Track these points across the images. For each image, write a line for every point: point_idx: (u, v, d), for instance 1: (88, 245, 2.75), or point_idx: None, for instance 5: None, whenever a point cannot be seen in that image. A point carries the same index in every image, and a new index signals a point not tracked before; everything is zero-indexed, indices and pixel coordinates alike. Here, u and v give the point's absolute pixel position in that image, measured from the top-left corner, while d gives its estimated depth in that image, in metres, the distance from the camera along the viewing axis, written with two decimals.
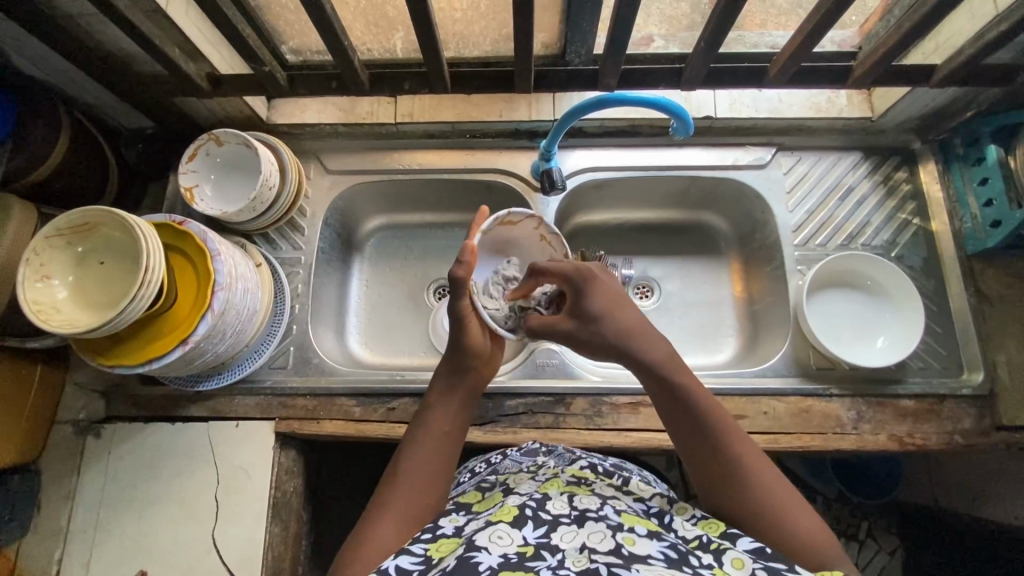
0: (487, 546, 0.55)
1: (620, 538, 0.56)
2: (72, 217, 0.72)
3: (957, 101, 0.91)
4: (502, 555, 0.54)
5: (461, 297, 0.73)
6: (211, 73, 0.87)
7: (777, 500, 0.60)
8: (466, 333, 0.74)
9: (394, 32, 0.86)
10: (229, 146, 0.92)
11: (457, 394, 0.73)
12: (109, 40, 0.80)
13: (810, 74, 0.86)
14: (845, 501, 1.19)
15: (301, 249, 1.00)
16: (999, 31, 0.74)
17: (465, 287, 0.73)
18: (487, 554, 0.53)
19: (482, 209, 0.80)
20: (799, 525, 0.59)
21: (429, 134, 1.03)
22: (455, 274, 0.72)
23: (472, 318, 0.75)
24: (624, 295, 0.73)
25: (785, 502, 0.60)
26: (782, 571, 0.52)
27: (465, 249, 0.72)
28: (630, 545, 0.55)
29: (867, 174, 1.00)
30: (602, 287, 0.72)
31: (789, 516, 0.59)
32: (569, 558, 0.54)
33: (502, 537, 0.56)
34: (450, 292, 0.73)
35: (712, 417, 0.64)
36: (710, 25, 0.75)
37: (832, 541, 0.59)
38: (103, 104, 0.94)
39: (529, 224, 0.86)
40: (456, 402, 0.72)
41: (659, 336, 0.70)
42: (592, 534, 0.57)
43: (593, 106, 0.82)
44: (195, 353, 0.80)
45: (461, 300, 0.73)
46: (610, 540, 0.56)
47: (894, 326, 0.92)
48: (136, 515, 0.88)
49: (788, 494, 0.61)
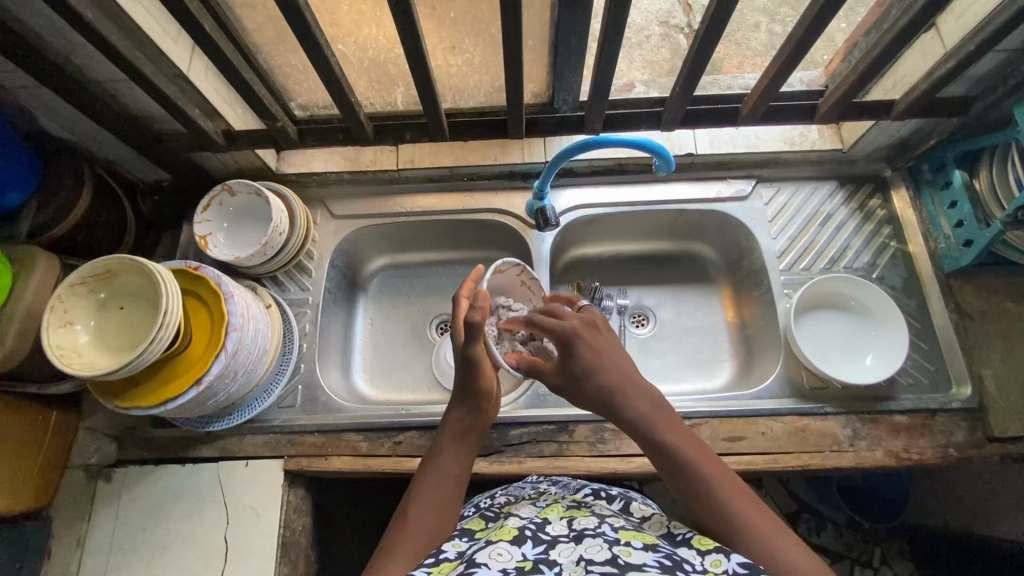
0: (487, 562, 0.57)
1: (616, 550, 0.58)
2: (95, 265, 0.76)
3: (920, 131, 0.97)
4: (501, 570, 0.55)
5: (476, 343, 0.74)
6: (226, 130, 0.93)
7: (767, 537, 0.60)
8: (478, 373, 0.77)
9: (395, 87, 0.94)
10: (241, 195, 0.98)
11: (469, 436, 0.77)
12: (133, 102, 0.86)
13: (779, 112, 0.93)
14: (855, 527, 1.18)
15: (309, 290, 1.04)
16: (948, 67, 0.80)
17: (480, 332, 0.74)
18: (485, 568, 0.55)
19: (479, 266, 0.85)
20: (791, 556, 0.59)
21: (429, 178, 1.10)
22: (468, 320, 0.74)
23: (486, 364, 0.78)
24: (616, 351, 0.77)
25: (776, 535, 0.61)
26: None
27: (477, 295, 0.75)
28: (626, 556, 0.57)
29: (843, 202, 1.06)
30: (594, 342, 0.76)
31: (777, 544, 0.60)
32: (567, 570, 0.55)
33: (502, 554, 0.58)
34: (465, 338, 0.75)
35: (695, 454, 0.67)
36: (683, 71, 0.83)
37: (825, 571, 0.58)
38: (122, 160, 1.01)
39: (515, 271, 0.90)
40: (466, 447, 0.76)
41: (646, 386, 0.74)
42: (589, 547, 0.58)
43: (579, 149, 0.88)
44: (208, 392, 0.83)
45: (475, 345, 0.75)
46: (606, 551, 0.57)
47: (880, 344, 0.95)
48: (147, 559, 0.89)
49: (777, 527, 0.61)
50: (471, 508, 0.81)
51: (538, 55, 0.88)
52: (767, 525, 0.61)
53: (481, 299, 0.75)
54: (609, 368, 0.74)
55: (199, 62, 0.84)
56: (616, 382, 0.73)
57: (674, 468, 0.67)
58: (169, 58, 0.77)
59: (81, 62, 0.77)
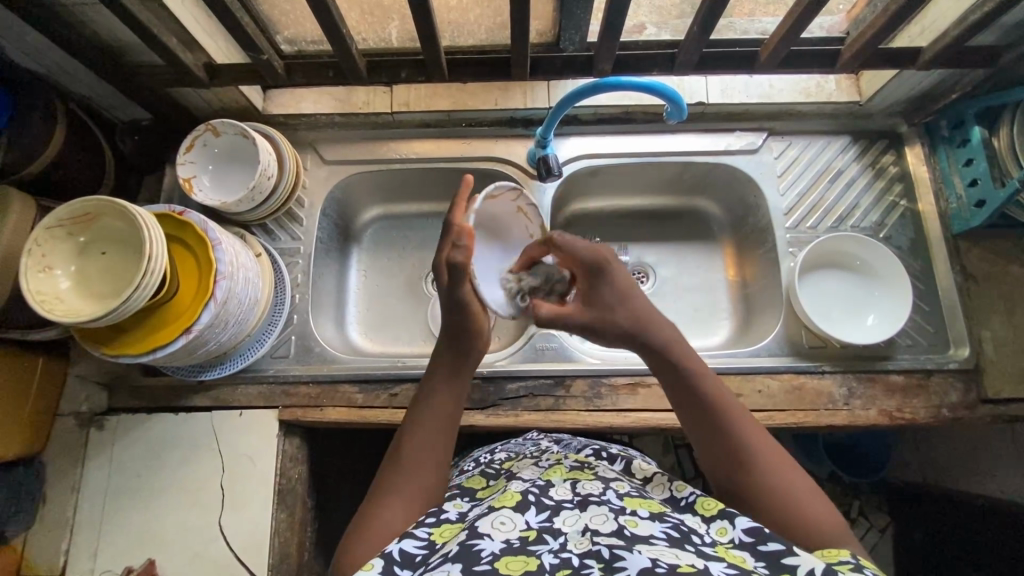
0: (489, 532, 0.56)
1: (622, 520, 0.57)
2: (73, 208, 0.73)
3: (942, 84, 0.93)
4: (505, 541, 0.55)
5: (462, 281, 0.72)
6: (207, 64, 0.87)
7: (784, 487, 0.61)
8: (465, 316, 0.74)
9: (389, 20, 0.88)
10: (226, 136, 0.93)
11: (458, 378, 0.74)
12: (105, 30, 0.80)
13: (798, 58, 0.88)
14: (836, 480, 1.22)
15: (300, 239, 1.01)
16: (983, 13, 0.75)
17: (465, 272, 0.71)
18: (489, 541, 0.55)
19: (466, 177, 0.74)
20: (810, 508, 0.60)
21: (425, 123, 1.04)
22: (450, 259, 0.70)
23: (476, 304, 0.74)
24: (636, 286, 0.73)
25: (797, 487, 0.61)
26: (783, 553, 0.53)
27: (460, 231, 0.70)
28: (632, 527, 0.56)
29: (856, 158, 1.02)
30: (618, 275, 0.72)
31: (797, 494, 0.61)
32: (572, 541, 0.55)
33: (504, 523, 0.58)
34: (450, 278, 0.72)
35: (725, 401, 0.66)
36: (702, 9, 0.76)
37: (842, 525, 0.60)
38: (96, 95, 0.94)
39: (509, 195, 0.80)
40: (456, 385, 0.74)
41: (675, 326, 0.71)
42: (594, 517, 0.58)
43: (588, 91, 0.82)
44: (198, 341, 0.81)
45: (461, 284, 0.72)
46: (612, 522, 0.57)
47: (883, 304, 0.95)
48: (145, 502, 0.89)
49: (799, 478, 0.62)
50: (471, 462, 0.82)
51: None
52: (786, 473, 0.62)
53: (464, 235, 0.70)
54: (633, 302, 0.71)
55: None
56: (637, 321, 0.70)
57: (703, 419, 0.66)
58: None
59: None
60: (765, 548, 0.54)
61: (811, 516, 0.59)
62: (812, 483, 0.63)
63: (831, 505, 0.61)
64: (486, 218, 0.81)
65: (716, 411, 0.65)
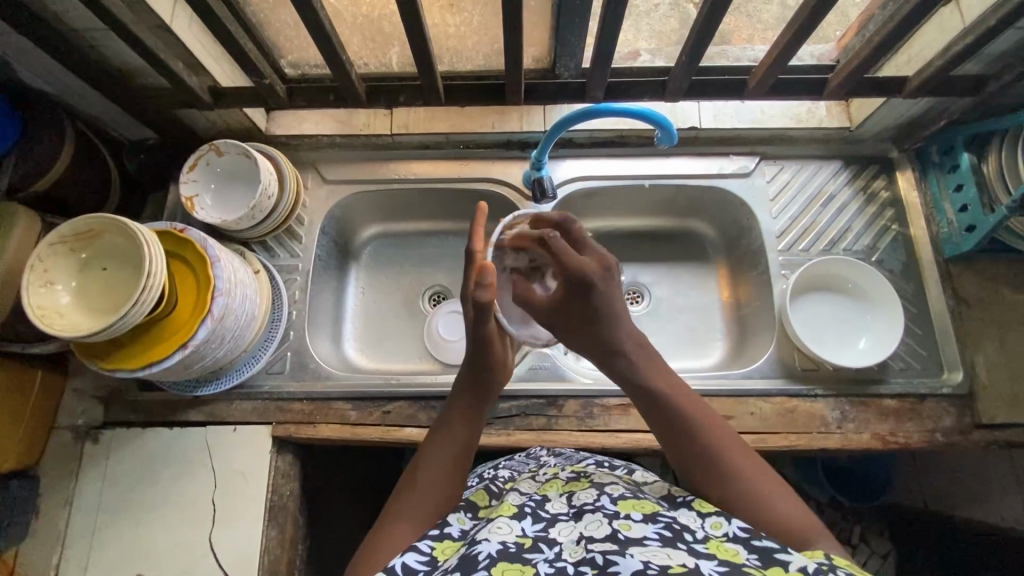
0: (487, 537, 0.57)
1: (616, 524, 0.57)
2: (77, 224, 0.74)
3: (931, 111, 0.94)
4: (501, 544, 0.56)
5: (488, 318, 0.71)
6: (212, 87, 0.89)
7: (756, 490, 0.61)
8: (485, 347, 0.73)
9: (390, 47, 0.91)
10: (229, 156, 0.95)
11: (473, 406, 0.73)
12: (115, 54, 0.83)
13: (787, 86, 0.90)
14: (838, 506, 1.20)
15: (298, 256, 1.02)
16: (965, 44, 0.77)
17: (489, 308, 0.70)
18: (487, 544, 0.55)
19: (482, 206, 0.77)
20: (779, 508, 0.60)
21: (424, 144, 1.06)
22: (477, 297, 0.69)
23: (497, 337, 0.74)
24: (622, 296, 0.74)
25: (766, 488, 0.61)
26: (774, 548, 0.54)
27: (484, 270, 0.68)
28: (625, 530, 0.56)
29: (847, 182, 1.04)
30: (611, 289, 0.73)
31: (766, 496, 0.61)
32: (567, 550, 0.55)
33: (502, 527, 0.59)
34: (477, 315, 0.70)
35: (694, 411, 0.66)
36: (691, 37, 0.78)
37: (815, 526, 0.59)
38: (104, 115, 0.97)
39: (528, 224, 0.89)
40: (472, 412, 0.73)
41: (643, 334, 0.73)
42: (589, 524, 0.58)
43: (582, 116, 0.84)
44: (195, 357, 0.82)
45: (487, 321, 0.71)
46: (606, 527, 0.57)
47: (874, 327, 0.95)
48: (137, 517, 0.89)
49: (768, 478, 0.62)
50: (475, 478, 0.82)
51: (540, 16, 0.85)
52: (755, 474, 0.62)
53: (490, 273, 0.68)
54: (612, 310, 0.73)
55: (183, 14, 0.79)
56: (610, 332, 0.72)
57: (674, 431, 0.66)
58: (150, 8, 0.73)
59: (57, 9, 0.73)
60: (759, 543, 0.55)
61: (779, 517, 0.59)
62: (783, 484, 0.62)
63: (801, 503, 0.61)
64: (503, 247, 0.90)
65: (686, 423, 0.66)
